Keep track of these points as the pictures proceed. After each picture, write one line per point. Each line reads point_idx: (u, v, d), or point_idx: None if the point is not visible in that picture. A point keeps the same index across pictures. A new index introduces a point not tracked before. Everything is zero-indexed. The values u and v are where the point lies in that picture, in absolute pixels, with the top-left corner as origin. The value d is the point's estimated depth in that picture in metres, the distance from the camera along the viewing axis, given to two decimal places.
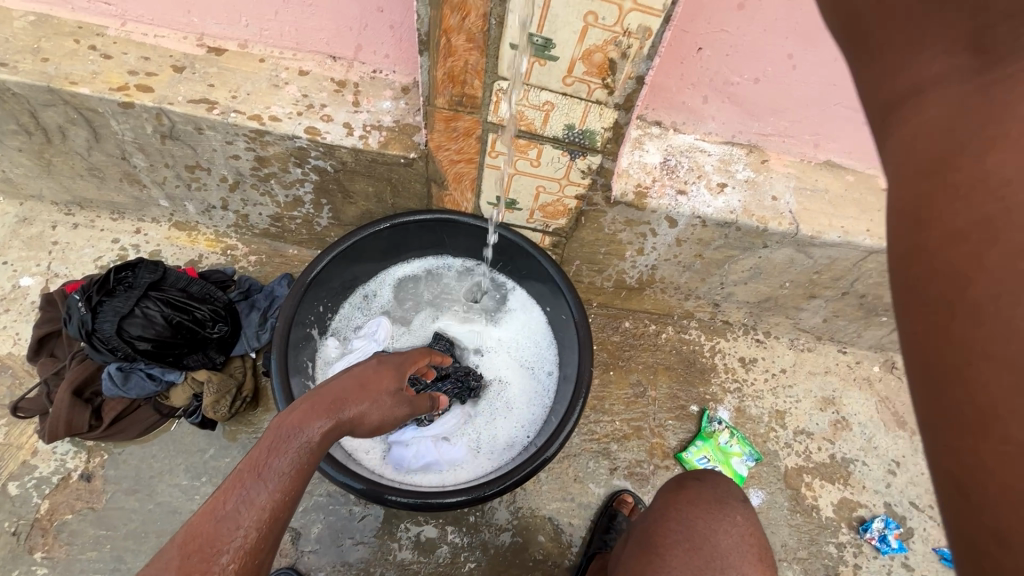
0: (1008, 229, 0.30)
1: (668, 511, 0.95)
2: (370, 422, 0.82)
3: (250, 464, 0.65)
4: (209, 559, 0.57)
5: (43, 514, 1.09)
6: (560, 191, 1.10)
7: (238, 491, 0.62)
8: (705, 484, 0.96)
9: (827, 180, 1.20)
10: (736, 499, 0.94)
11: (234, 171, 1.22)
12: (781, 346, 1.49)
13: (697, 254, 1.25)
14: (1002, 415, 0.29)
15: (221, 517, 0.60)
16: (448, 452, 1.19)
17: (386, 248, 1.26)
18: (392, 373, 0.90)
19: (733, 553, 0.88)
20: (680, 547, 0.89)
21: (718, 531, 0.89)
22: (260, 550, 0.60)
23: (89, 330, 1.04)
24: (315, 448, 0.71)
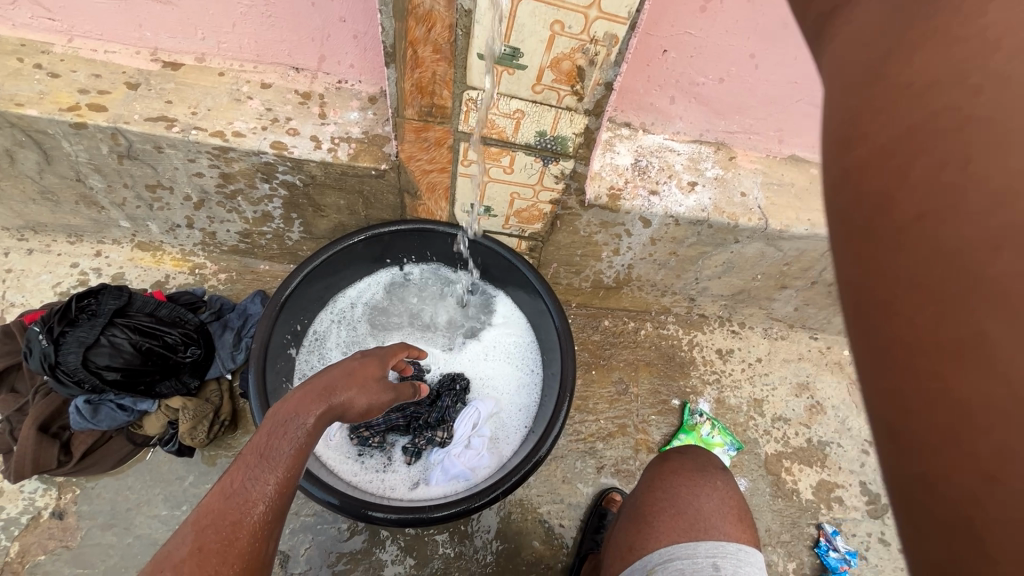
0: (930, 141, 0.28)
1: (654, 482, 0.96)
2: (361, 406, 0.79)
3: (252, 448, 0.65)
4: (224, 531, 0.57)
5: (14, 557, 1.04)
6: (535, 196, 1.11)
7: (245, 470, 0.63)
8: (685, 455, 0.98)
9: (792, 175, 1.23)
10: (716, 467, 0.96)
11: (199, 189, 1.18)
12: (756, 336, 1.53)
13: (672, 252, 1.27)
14: (939, 346, 0.26)
15: (231, 494, 0.60)
16: (471, 458, 1.18)
17: (359, 261, 1.24)
18: (379, 360, 0.85)
19: (716, 515, 0.88)
20: (666, 513, 0.89)
21: (701, 495, 0.90)
22: (273, 522, 0.61)
23: (52, 363, 1.00)
24: (312, 430, 0.70)
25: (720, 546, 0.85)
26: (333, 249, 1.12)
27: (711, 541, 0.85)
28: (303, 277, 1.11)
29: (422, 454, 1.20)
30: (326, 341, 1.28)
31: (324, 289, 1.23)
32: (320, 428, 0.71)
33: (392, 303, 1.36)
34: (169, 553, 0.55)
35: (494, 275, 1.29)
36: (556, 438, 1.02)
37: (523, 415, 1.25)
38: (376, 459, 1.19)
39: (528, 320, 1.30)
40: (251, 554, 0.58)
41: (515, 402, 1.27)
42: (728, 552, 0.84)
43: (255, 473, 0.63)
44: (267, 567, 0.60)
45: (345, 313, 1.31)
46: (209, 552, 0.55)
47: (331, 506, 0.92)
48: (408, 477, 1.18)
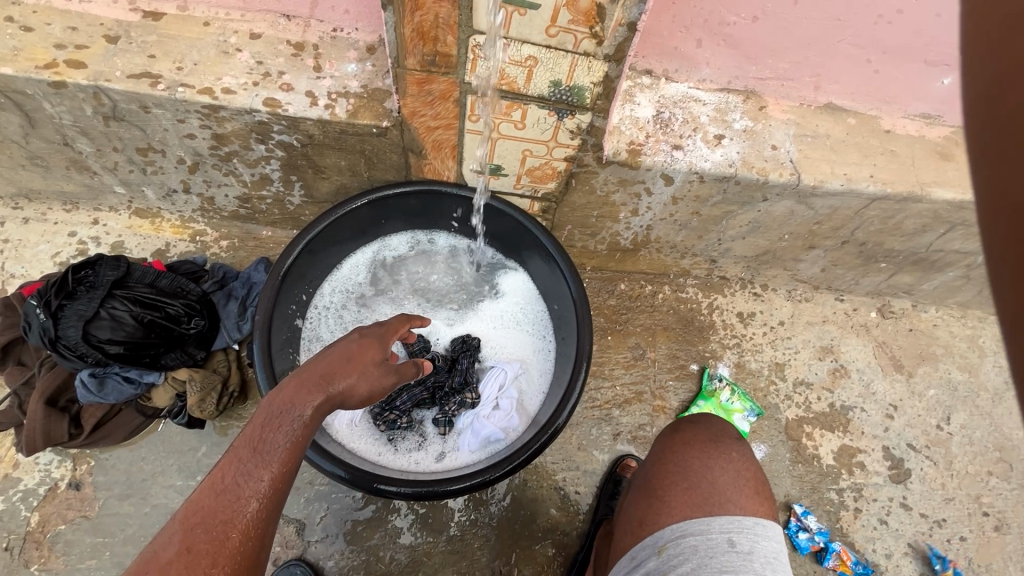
0: None
1: (665, 455, 0.90)
2: (361, 394, 0.75)
3: (244, 440, 0.63)
4: (214, 531, 0.56)
5: (35, 527, 1.05)
6: (548, 153, 1.02)
7: (237, 465, 0.60)
8: (698, 426, 0.92)
9: (828, 124, 1.13)
10: (731, 436, 0.90)
11: (192, 152, 1.11)
12: (779, 298, 1.46)
13: (694, 212, 1.19)
14: None
15: (222, 491, 0.58)
16: (501, 418, 1.15)
17: (362, 226, 1.17)
18: (379, 344, 0.81)
19: (730, 488, 0.81)
20: (678, 487, 0.83)
21: (714, 468, 0.84)
22: (266, 520, 0.59)
23: (53, 338, 0.97)
24: (309, 422, 0.67)
25: (735, 520, 0.78)
26: (333, 215, 1.05)
27: (726, 515, 0.78)
28: (303, 247, 1.05)
29: (453, 424, 1.17)
30: (333, 315, 1.23)
31: (324, 259, 1.17)
32: (318, 421, 0.68)
33: (396, 272, 1.30)
34: (157, 554, 0.54)
35: (501, 236, 1.22)
36: (572, 409, 0.98)
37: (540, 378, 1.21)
38: (409, 440, 1.16)
39: (539, 281, 1.24)
40: (244, 555, 0.56)
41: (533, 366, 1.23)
42: (744, 527, 0.77)
43: (248, 468, 0.60)
44: (262, 565, 0.59)
45: (349, 284, 1.26)
46: (199, 553, 0.54)
47: (341, 479, 0.90)
48: (443, 446, 1.17)
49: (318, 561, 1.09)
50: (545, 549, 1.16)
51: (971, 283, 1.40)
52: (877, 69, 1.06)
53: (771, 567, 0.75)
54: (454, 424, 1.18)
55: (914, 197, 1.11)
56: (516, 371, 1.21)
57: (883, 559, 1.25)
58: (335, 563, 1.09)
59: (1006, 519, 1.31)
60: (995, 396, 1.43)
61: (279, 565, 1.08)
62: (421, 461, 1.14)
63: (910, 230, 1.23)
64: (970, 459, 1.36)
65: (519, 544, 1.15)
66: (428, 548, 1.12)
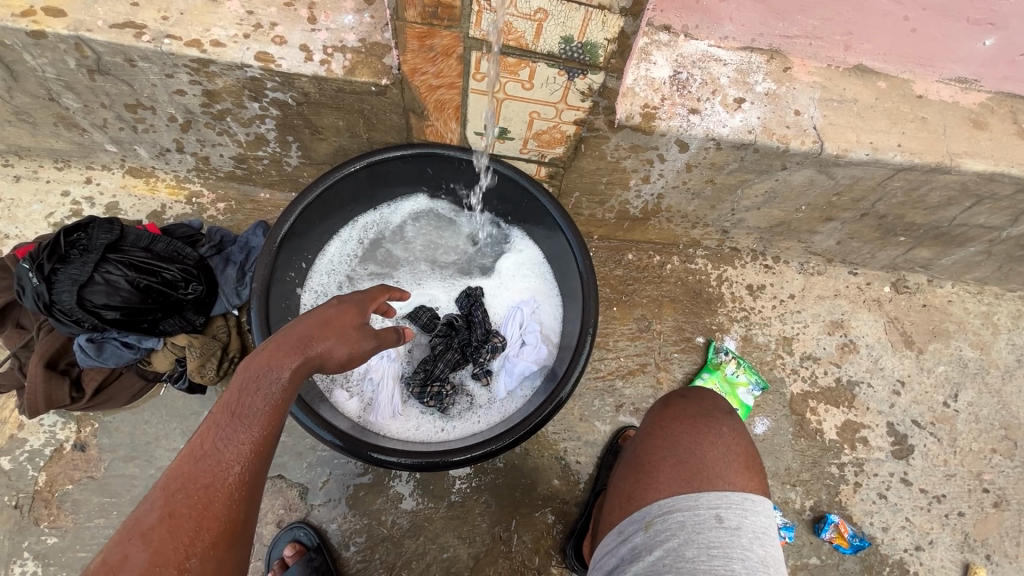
0: None
1: (654, 430, 0.87)
2: (340, 357, 0.72)
3: (223, 406, 0.61)
4: (195, 495, 0.55)
5: (43, 486, 1.07)
6: (557, 116, 0.97)
7: (216, 431, 0.59)
8: (690, 401, 0.89)
9: (856, 89, 1.05)
10: (722, 412, 0.87)
11: (183, 109, 1.06)
12: (791, 271, 1.42)
13: (709, 180, 1.14)
14: None
15: (201, 457, 0.57)
16: (531, 352, 1.14)
17: (359, 192, 1.13)
18: (359, 307, 0.78)
19: (719, 463, 0.78)
20: (666, 463, 0.81)
21: (704, 443, 0.81)
22: (250, 482, 0.59)
23: (47, 303, 0.95)
24: (289, 384, 0.65)
25: (724, 495, 0.75)
26: (326, 182, 1.00)
27: (714, 491, 0.75)
28: (296, 217, 1.00)
29: (490, 375, 1.16)
30: (333, 287, 1.20)
31: (317, 231, 1.13)
32: (298, 383, 0.66)
33: (388, 242, 1.26)
34: (138, 520, 0.53)
35: (499, 198, 1.17)
36: (576, 382, 0.96)
37: (553, 318, 1.20)
38: (460, 404, 1.15)
39: (540, 239, 1.20)
40: (228, 517, 0.56)
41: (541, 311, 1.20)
42: (732, 502, 0.74)
43: (228, 433, 0.59)
44: (249, 527, 0.59)
45: (343, 255, 1.22)
46: (181, 517, 0.54)
47: (338, 448, 0.90)
48: (490, 396, 1.16)
49: (321, 524, 1.11)
50: (545, 516, 1.17)
51: (992, 259, 1.36)
52: (914, 28, 0.99)
53: (760, 543, 0.72)
54: (492, 372, 1.17)
55: (942, 168, 1.05)
56: (535, 308, 1.20)
57: (880, 533, 1.26)
58: (338, 526, 1.11)
59: (1006, 496, 1.31)
60: (1005, 374, 1.40)
61: (284, 527, 1.10)
62: (468, 408, 1.15)
63: (934, 203, 1.17)
64: (975, 437, 1.35)
65: (519, 511, 1.16)
66: (430, 514, 1.13)
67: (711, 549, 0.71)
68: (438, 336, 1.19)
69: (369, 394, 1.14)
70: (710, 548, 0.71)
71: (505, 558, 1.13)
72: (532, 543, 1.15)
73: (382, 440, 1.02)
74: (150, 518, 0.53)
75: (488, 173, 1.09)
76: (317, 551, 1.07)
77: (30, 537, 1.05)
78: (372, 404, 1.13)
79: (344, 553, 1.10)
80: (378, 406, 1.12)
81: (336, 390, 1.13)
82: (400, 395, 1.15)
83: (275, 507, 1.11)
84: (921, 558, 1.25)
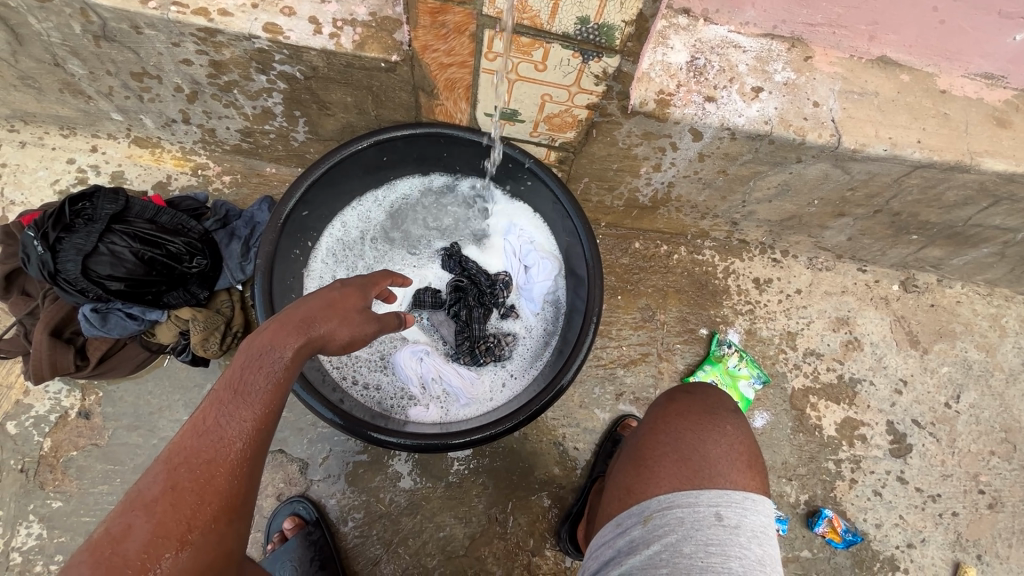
0: None
1: (657, 424, 0.87)
2: (343, 339, 0.72)
3: (226, 382, 0.60)
4: (197, 470, 0.55)
5: (48, 452, 1.09)
6: (569, 99, 0.95)
7: (218, 407, 0.59)
8: (694, 397, 0.89)
9: (878, 81, 1.02)
10: (727, 409, 0.87)
11: (189, 79, 1.05)
12: (799, 266, 1.41)
13: (721, 170, 1.12)
14: None
15: (203, 432, 0.57)
16: (541, 269, 1.19)
17: (363, 171, 1.11)
18: (361, 290, 0.77)
19: (722, 462, 0.78)
20: (668, 458, 0.81)
21: (707, 440, 0.81)
22: (252, 459, 0.59)
23: (52, 272, 0.95)
24: (291, 364, 0.65)
25: (724, 494, 0.75)
26: (328, 162, 0.99)
27: (715, 490, 0.75)
28: (300, 196, 0.99)
29: (515, 309, 1.22)
30: (333, 270, 1.19)
31: (318, 214, 1.11)
32: (299, 364, 0.66)
33: (385, 227, 1.24)
34: (141, 492, 0.53)
35: (503, 177, 1.15)
36: (580, 368, 0.96)
37: (546, 235, 1.21)
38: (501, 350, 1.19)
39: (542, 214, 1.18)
40: (231, 492, 0.57)
41: (536, 242, 1.21)
42: (733, 501, 0.74)
43: (230, 410, 0.59)
44: (250, 502, 0.59)
45: (346, 235, 1.21)
46: (184, 491, 0.54)
47: (341, 428, 0.91)
48: (526, 325, 1.22)
49: (319, 499, 1.12)
50: (541, 499, 1.18)
51: (1004, 261, 1.33)
52: (943, 20, 0.95)
53: (758, 543, 0.72)
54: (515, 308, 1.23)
55: (961, 166, 1.02)
56: (520, 230, 1.22)
57: (873, 529, 1.26)
58: (337, 501, 1.12)
59: (1001, 498, 1.31)
60: (1009, 377, 1.39)
61: (284, 500, 1.11)
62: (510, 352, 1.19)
63: (950, 201, 1.15)
64: (974, 438, 1.35)
65: (517, 494, 1.17)
66: (427, 493, 1.14)
67: (709, 546, 0.71)
68: (452, 304, 1.19)
69: (443, 388, 1.16)
70: (708, 545, 0.71)
71: (500, 539, 1.14)
72: (528, 525, 1.16)
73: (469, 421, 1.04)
74: (154, 490, 0.53)
75: (496, 156, 1.07)
76: (316, 525, 1.08)
77: (35, 500, 1.07)
78: (452, 395, 1.15)
79: (342, 528, 1.11)
80: (458, 393, 1.14)
81: (413, 410, 1.13)
82: (461, 369, 1.16)
83: (275, 480, 1.12)
84: (912, 555, 1.26)
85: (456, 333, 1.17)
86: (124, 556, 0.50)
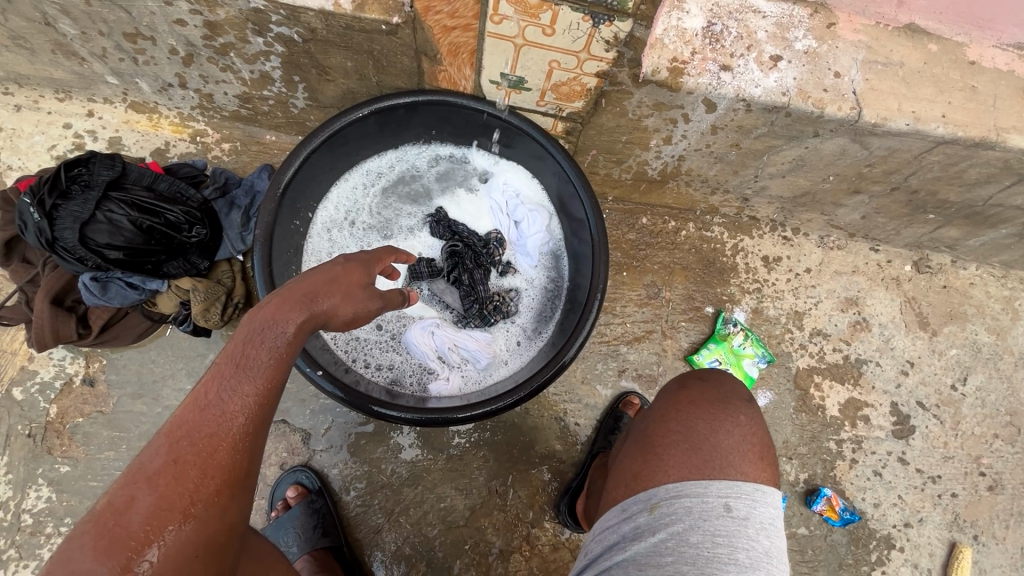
0: None
1: (668, 412, 0.85)
2: (346, 316, 0.70)
3: (227, 356, 0.60)
4: (199, 444, 0.55)
5: (54, 418, 1.10)
6: (578, 66, 0.91)
7: (220, 381, 0.58)
8: (707, 385, 0.87)
9: (904, 51, 0.97)
10: (740, 399, 0.85)
11: (184, 41, 1.01)
12: (809, 244, 1.38)
13: (734, 144, 1.07)
14: None
15: (206, 406, 0.57)
16: (530, 219, 1.17)
17: (358, 141, 1.07)
18: (365, 265, 0.75)
19: (733, 453, 0.78)
20: (678, 447, 0.80)
21: (719, 431, 0.80)
22: (254, 434, 0.58)
23: (50, 240, 0.94)
24: (294, 339, 0.63)
25: (734, 486, 0.74)
26: (328, 129, 0.96)
27: (725, 481, 0.75)
28: (299, 164, 0.96)
29: (511, 265, 1.21)
30: (330, 244, 1.16)
31: (317, 185, 1.08)
32: (303, 340, 0.64)
33: (383, 198, 1.21)
34: (144, 464, 0.54)
35: (505, 143, 1.12)
36: (583, 344, 0.95)
37: (531, 185, 1.19)
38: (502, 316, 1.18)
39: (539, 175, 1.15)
40: (233, 467, 0.57)
41: (527, 197, 1.19)
42: (742, 492, 0.74)
43: (232, 384, 0.58)
44: (253, 477, 0.59)
45: (339, 208, 1.17)
46: (186, 464, 0.54)
47: (342, 401, 0.90)
48: (526, 278, 1.21)
49: (322, 468, 1.13)
50: (541, 473, 1.18)
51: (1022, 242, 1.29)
52: None
53: (765, 534, 0.72)
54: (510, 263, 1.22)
55: (986, 143, 0.98)
56: (504, 185, 1.20)
57: (871, 508, 1.27)
58: (340, 471, 1.13)
59: (1002, 480, 1.31)
60: (1019, 361, 1.37)
61: (286, 469, 1.12)
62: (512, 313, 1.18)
63: (971, 179, 1.11)
64: (978, 421, 1.34)
65: (517, 467, 1.18)
66: (428, 465, 1.15)
67: (716, 537, 0.71)
68: (450, 269, 1.17)
69: (461, 355, 1.15)
70: (715, 535, 0.71)
71: (500, 511, 1.15)
72: (528, 498, 1.17)
73: (498, 387, 1.05)
74: (157, 462, 0.54)
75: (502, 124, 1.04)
76: (318, 494, 1.10)
77: (43, 465, 1.09)
78: (471, 359, 1.14)
79: (344, 497, 1.12)
80: (476, 356, 1.14)
81: (433, 384, 1.13)
82: (473, 332, 1.16)
83: (278, 450, 1.13)
84: (908, 534, 1.27)
85: (462, 297, 1.16)
86: (129, 524, 0.51)
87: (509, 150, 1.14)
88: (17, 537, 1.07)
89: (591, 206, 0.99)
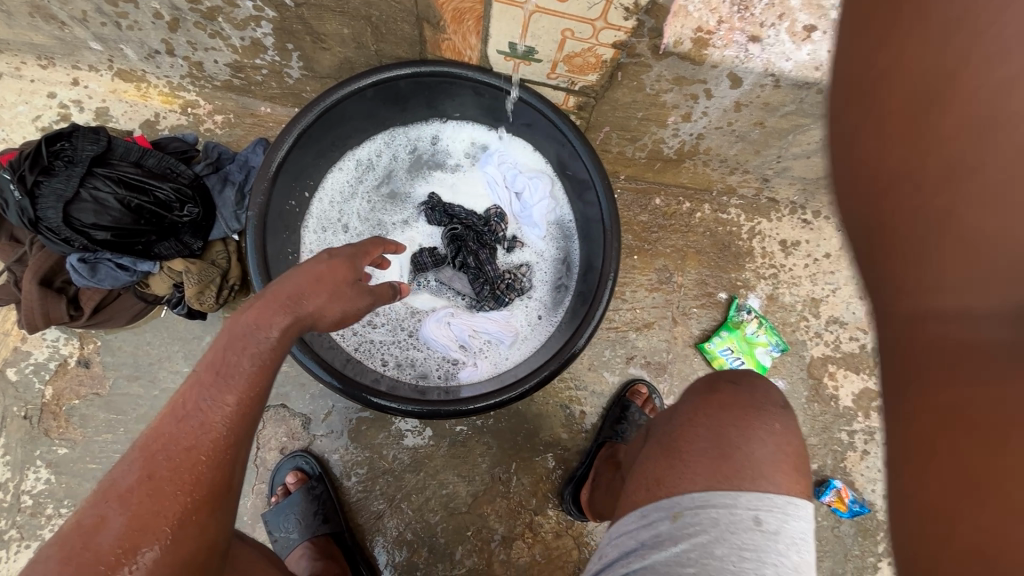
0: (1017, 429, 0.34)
1: (696, 414, 0.80)
2: (333, 316, 0.66)
3: (208, 363, 0.56)
4: (175, 458, 0.52)
5: (50, 399, 1.08)
6: (593, 36, 0.84)
7: (199, 390, 0.55)
8: (741, 389, 0.82)
9: None
10: (776, 404, 0.80)
11: (168, 4, 0.94)
12: (830, 228, 1.32)
13: (758, 123, 1.00)
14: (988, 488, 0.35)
15: (184, 417, 0.54)
16: (530, 188, 1.12)
17: (345, 125, 1.00)
18: (351, 261, 0.70)
19: (767, 464, 0.73)
20: (705, 455, 0.75)
21: (752, 439, 0.75)
22: (236, 444, 0.55)
23: (33, 219, 0.89)
24: (278, 344, 0.60)
25: (766, 498, 0.71)
26: (319, 106, 0.89)
27: (756, 493, 0.71)
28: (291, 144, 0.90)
29: (518, 239, 1.16)
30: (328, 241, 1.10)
31: (310, 169, 1.02)
32: (288, 345, 0.61)
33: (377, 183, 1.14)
34: (117, 482, 0.51)
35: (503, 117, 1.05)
36: (596, 327, 0.90)
37: (523, 150, 1.12)
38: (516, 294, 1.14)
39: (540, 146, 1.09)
40: (213, 481, 0.53)
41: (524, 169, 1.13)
42: (774, 506, 0.71)
43: (211, 393, 0.55)
44: (236, 488, 0.56)
45: (331, 205, 1.11)
46: (161, 480, 0.51)
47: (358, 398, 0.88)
48: (536, 251, 1.16)
49: (322, 453, 1.11)
50: (545, 460, 1.16)
51: None
52: None
53: (795, 550, 0.69)
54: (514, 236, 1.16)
55: None
56: (500, 157, 1.14)
57: (880, 500, 1.24)
58: (340, 457, 1.12)
59: None
60: None
61: (286, 453, 1.10)
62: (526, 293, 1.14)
63: None
64: None
65: (520, 455, 1.16)
66: (431, 452, 1.13)
67: (743, 552, 0.68)
68: (452, 254, 1.12)
69: (483, 339, 1.11)
70: (742, 549, 0.68)
71: (503, 498, 1.14)
72: (531, 486, 1.15)
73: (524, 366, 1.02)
74: (131, 479, 0.51)
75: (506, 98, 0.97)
76: (319, 480, 1.07)
77: (41, 447, 1.07)
78: (494, 341, 1.11)
79: (346, 483, 1.11)
80: (499, 336, 1.10)
81: (463, 371, 1.09)
82: (491, 314, 1.12)
83: (278, 434, 1.11)
84: None
85: (471, 281, 1.12)
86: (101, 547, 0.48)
87: (506, 123, 1.07)
88: (18, 518, 1.06)
89: (600, 180, 0.93)
